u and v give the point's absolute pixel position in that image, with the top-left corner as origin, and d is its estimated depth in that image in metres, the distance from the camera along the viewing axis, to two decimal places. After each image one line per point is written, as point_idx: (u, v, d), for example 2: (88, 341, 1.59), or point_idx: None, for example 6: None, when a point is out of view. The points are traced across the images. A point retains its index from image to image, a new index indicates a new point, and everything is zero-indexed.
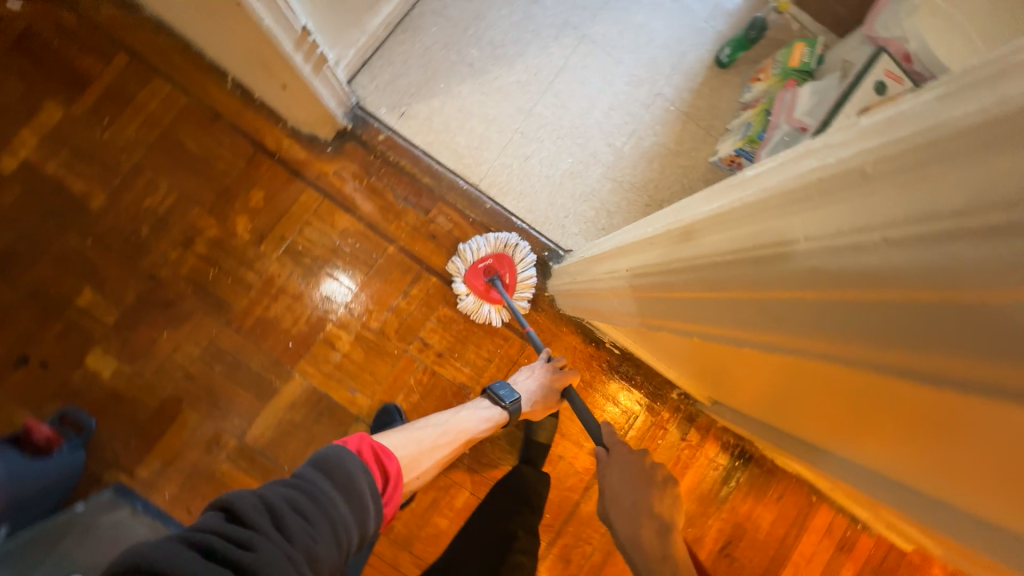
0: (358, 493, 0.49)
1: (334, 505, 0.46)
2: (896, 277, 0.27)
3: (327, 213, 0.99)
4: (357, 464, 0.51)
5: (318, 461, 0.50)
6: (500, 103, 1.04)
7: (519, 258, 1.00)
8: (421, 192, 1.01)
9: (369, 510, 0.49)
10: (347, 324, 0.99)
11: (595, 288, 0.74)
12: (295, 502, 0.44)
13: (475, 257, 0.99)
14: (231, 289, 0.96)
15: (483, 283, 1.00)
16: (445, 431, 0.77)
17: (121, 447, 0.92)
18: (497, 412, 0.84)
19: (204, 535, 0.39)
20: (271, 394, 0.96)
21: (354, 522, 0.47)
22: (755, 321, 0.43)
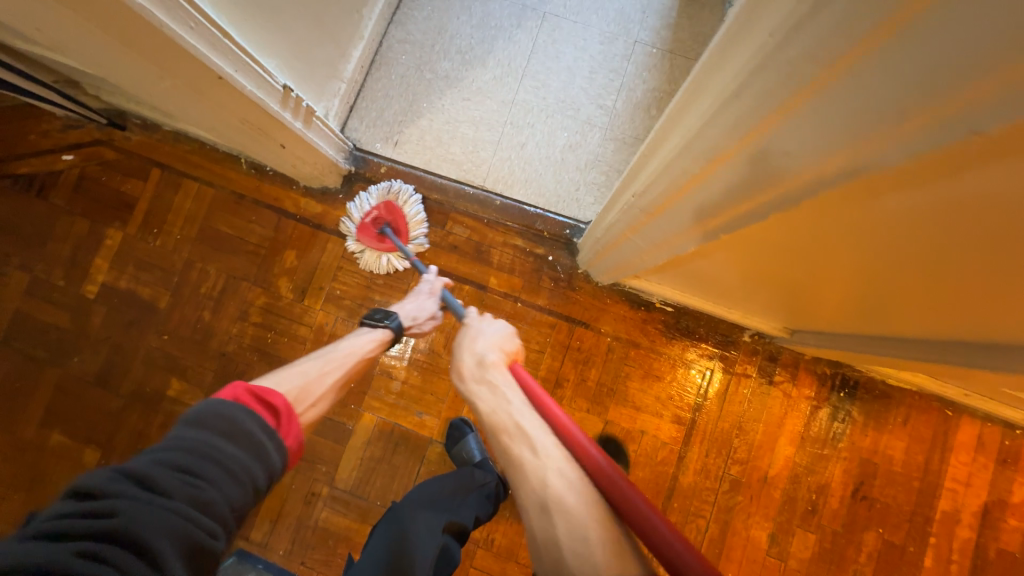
0: (246, 435, 0.50)
1: (216, 450, 0.47)
2: (833, 36, 0.25)
3: (354, 253, 1.04)
4: (234, 407, 0.51)
5: (188, 416, 0.49)
6: (482, 103, 1.05)
7: (406, 202, 1.01)
8: (432, 208, 1.04)
9: (260, 445, 0.50)
10: (399, 352, 1.02)
11: (616, 232, 0.72)
12: (167, 462, 0.44)
13: (361, 214, 1.00)
14: (290, 347, 1.02)
15: (376, 236, 1.01)
16: (326, 360, 0.70)
17: None
18: (379, 331, 0.78)
19: (59, 521, 0.38)
20: (347, 435, 1.00)
21: (245, 458, 0.48)
22: (741, 190, 0.39)
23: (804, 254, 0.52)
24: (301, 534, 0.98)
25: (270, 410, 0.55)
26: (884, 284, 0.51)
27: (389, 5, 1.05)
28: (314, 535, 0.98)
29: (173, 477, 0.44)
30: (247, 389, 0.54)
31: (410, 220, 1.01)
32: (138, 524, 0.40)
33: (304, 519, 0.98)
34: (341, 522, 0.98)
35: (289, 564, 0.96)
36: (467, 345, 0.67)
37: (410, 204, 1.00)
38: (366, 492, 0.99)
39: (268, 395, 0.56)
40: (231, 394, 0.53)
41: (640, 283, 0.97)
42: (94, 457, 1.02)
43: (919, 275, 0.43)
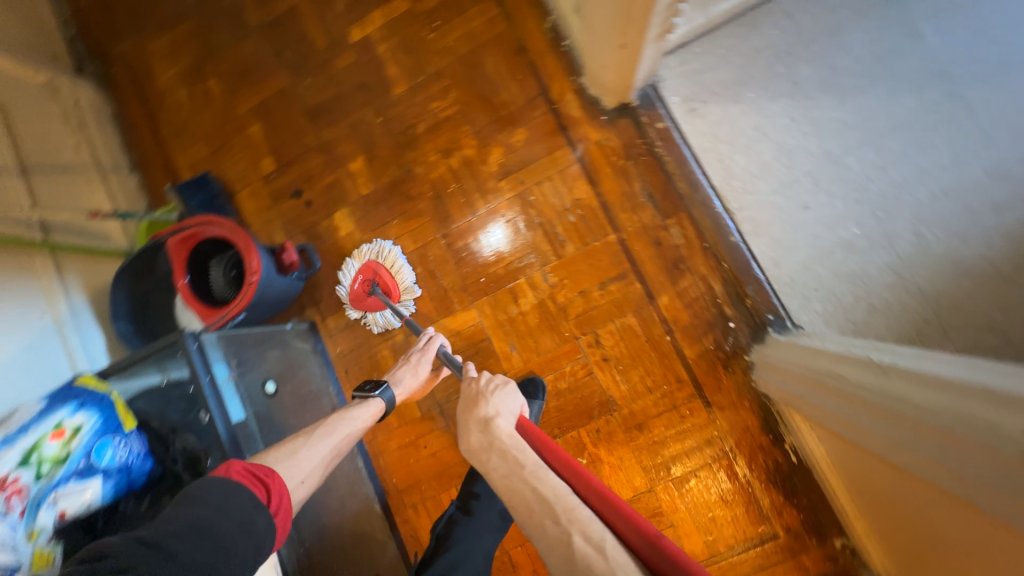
0: (247, 507, 0.60)
1: (215, 519, 0.56)
2: (973, 433, 0.40)
3: (571, 176, 0.98)
4: (230, 482, 0.61)
5: (190, 498, 0.58)
6: (805, 136, 0.89)
7: (389, 261, 1.01)
8: (669, 195, 0.95)
9: (254, 523, 0.59)
10: (537, 286, 0.99)
11: (781, 367, 0.82)
12: (166, 532, 0.54)
13: (350, 280, 1.01)
14: (460, 208, 1.02)
15: (365, 291, 1.01)
16: (320, 428, 0.76)
17: (327, 295, 1.07)
18: (374, 404, 0.81)
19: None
20: (447, 313, 1.02)
21: (240, 530, 0.58)
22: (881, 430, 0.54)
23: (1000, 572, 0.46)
24: (360, 350, 1.05)
25: (262, 481, 0.64)
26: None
27: None
28: (367, 359, 1.06)
29: (179, 547, 0.53)
30: (240, 465, 0.64)
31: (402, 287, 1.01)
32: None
33: (370, 342, 1.05)
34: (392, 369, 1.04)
35: (337, 362, 1.06)
36: (472, 396, 0.70)
37: (397, 265, 1.00)
38: None
39: (261, 469, 0.65)
40: (230, 472, 0.62)
41: (797, 419, 0.85)
42: (267, 166, 1.10)
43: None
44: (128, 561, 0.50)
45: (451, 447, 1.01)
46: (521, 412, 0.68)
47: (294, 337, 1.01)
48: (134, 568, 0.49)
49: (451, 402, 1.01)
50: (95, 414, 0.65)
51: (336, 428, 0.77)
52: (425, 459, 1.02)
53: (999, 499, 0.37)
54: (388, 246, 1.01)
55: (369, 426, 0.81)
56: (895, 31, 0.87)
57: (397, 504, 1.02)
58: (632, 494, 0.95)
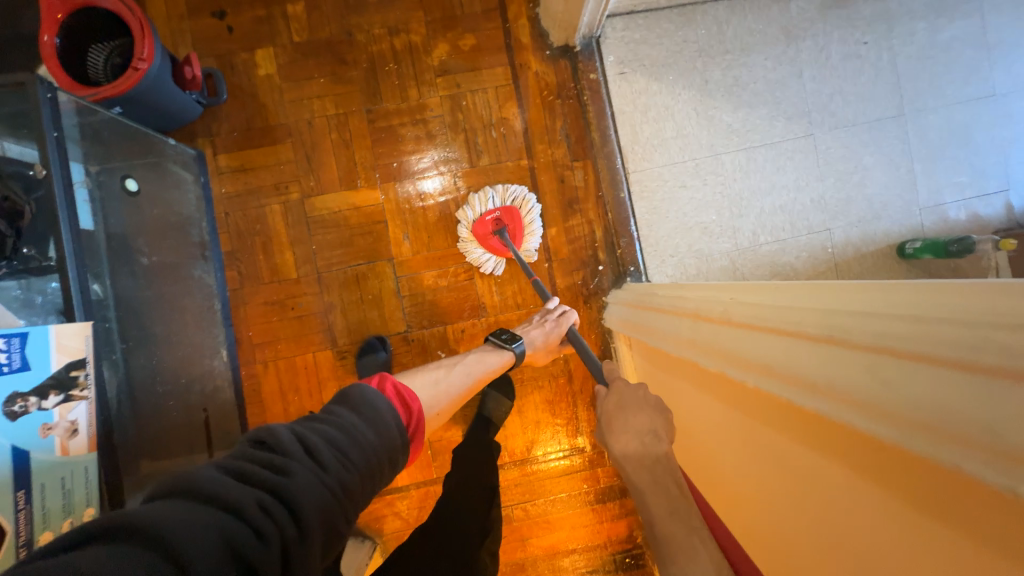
0: (391, 447, 0.50)
1: (373, 453, 0.48)
2: (932, 340, 0.30)
3: (504, 95, 1.03)
4: (383, 396, 0.52)
5: (347, 403, 0.51)
6: (701, 128, 1.05)
7: (529, 216, 1.01)
8: (583, 141, 1.05)
9: (391, 437, 0.50)
10: (445, 187, 1.03)
11: (670, 305, 0.75)
12: (323, 434, 0.45)
13: (483, 210, 1.01)
14: (391, 89, 1.02)
15: (490, 231, 1.01)
16: (463, 375, 0.76)
17: (225, 131, 1.00)
18: (505, 352, 0.85)
19: (241, 467, 0.40)
20: (351, 186, 1.02)
21: (381, 461, 0.49)
22: (770, 354, 0.45)
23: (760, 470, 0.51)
24: (248, 198, 1.01)
25: (406, 405, 0.56)
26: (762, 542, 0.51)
27: None
28: (253, 209, 1.02)
29: (336, 463, 0.44)
30: (393, 386, 0.57)
31: (526, 217, 1.01)
32: (310, 508, 0.40)
33: (261, 192, 1.01)
34: (279, 225, 1.02)
35: (219, 203, 1.01)
36: (629, 399, 0.68)
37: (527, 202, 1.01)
38: (314, 232, 1.02)
39: (409, 392, 0.58)
40: (387, 387, 0.56)
41: (624, 352, 1.01)
42: None
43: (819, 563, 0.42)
44: (284, 463, 0.41)
45: (318, 316, 1.03)
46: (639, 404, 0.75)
47: (174, 159, 0.93)
48: (290, 472, 0.41)
49: (332, 273, 1.03)
50: None
51: (471, 368, 0.78)
52: (289, 320, 1.02)
53: (940, 413, 0.28)
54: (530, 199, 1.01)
55: (496, 372, 0.83)
56: (787, 68, 1.05)
57: (247, 358, 1.02)
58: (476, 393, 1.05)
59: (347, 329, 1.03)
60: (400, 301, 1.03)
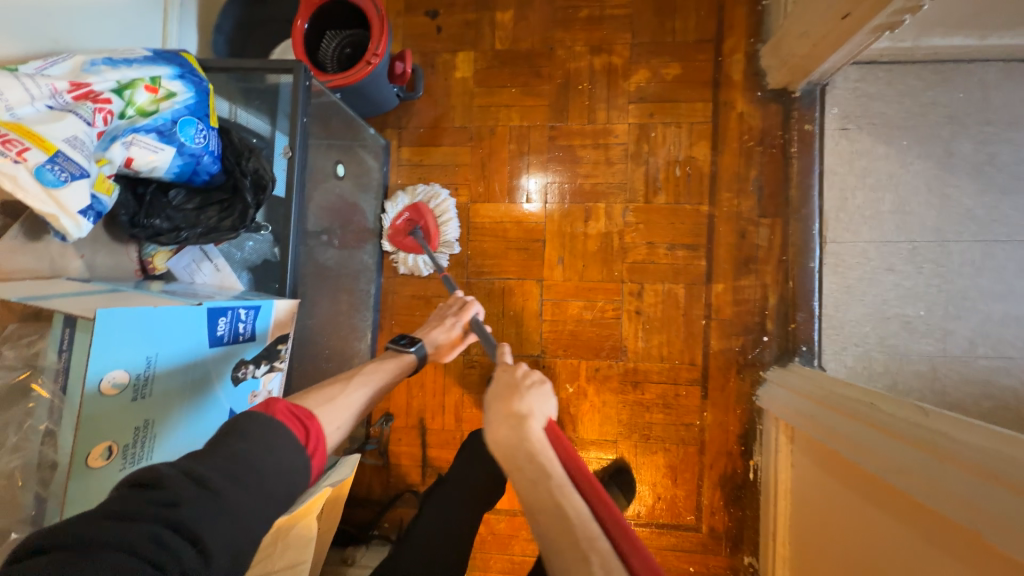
0: (295, 465, 0.49)
1: (276, 477, 0.47)
2: None
3: (698, 133, 0.95)
4: (274, 421, 0.51)
5: (228, 429, 0.48)
6: (929, 206, 0.88)
7: (442, 211, 1.00)
8: (777, 196, 0.94)
9: (295, 456, 0.49)
10: (612, 217, 0.98)
11: (820, 394, 0.79)
12: (214, 464, 0.44)
13: (394, 216, 1.02)
14: (579, 109, 0.99)
15: (405, 235, 1.01)
16: (355, 380, 0.69)
17: (412, 126, 1.04)
18: (405, 355, 0.79)
19: (124, 508, 0.38)
20: (517, 199, 1.01)
21: (283, 484, 0.47)
22: (953, 484, 0.52)
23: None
24: (418, 193, 1.04)
25: (302, 422, 0.53)
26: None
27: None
28: (420, 204, 1.04)
29: (230, 490, 0.43)
30: (283, 404, 0.53)
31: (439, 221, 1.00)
32: (213, 537, 0.39)
33: (432, 190, 1.03)
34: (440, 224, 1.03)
35: (392, 192, 1.05)
36: (507, 387, 0.68)
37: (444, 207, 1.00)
38: (471, 237, 1.02)
39: (301, 410, 0.55)
40: (273, 409, 0.52)
41: (778, 441, 0.89)
42: None
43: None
44: (176, 494, 0.40)
45: None
46: (552, 417, 0.67)
47: (370, 149, 0.98)
48: (178, 504, 0.39)
49: (479, 280, 1.02)
50: (191, 90, 0.62)
51: (373, 381, 0.71)
52: (428, 317, 1.04)
53: None
54: (443, 193, 1.01)
55: (399, 378, 0.77)
56: None
57: (384, 344, 1.05)
58: (594, 438, 0.99)
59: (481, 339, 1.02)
60: (539, 323, 1.00)
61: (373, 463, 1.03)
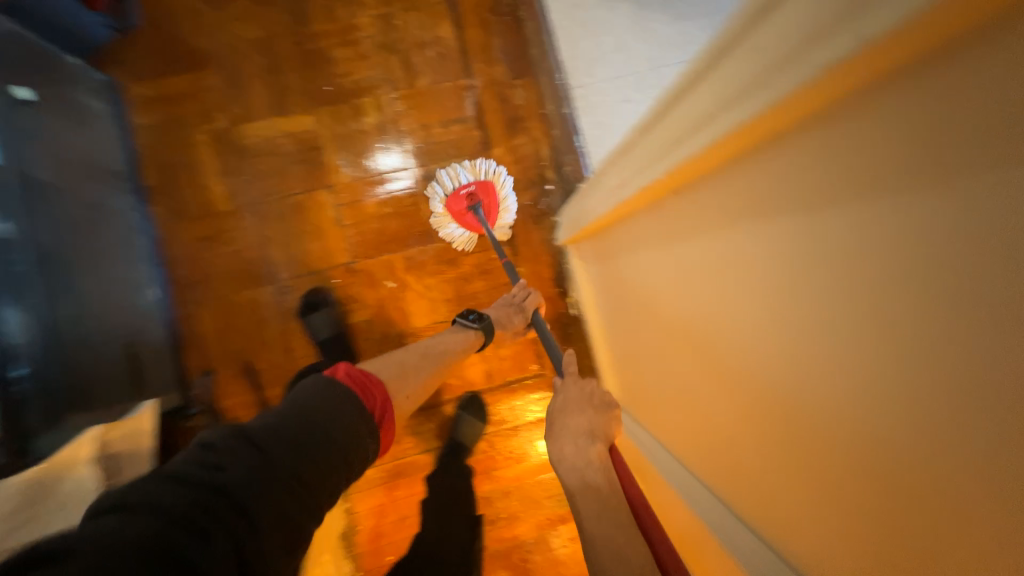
0: (356, 438, 0.47)
1: (344, 434, 0.46)
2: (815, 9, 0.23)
3: (438, 13, 1.00)
4: (339, 386, 0.50)
5: (295, 402, 0.47)
6: (640, 41, 1.04)
7: (502, 189, 0.98)
8: (523, 58, 1.03)
9: (364, 439, 0.48)
10: (382, 109, 0.99)
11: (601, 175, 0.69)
12: (280, 431, 0.43)
13: (452, 185, 0.96)
14: (320, 10, 0.98)
15: (462, 206, 0.96)
16: (423, 350, 0.72)
17: (140, 59, 0.95)
18: (471, 330, 0.82)
19: (183, 472, 0.37)
20: (282, 112, 0.97)
21: (343, 453, 0.45)
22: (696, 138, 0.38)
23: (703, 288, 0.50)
24: (170, 129, 0.95)
25: (367, 388, 0.53)
26: (723, 371, 0.49)
27: None
28: (177, 142, 0.96)
29: (275, 449, 0.41)
30: (349, 368, 0.54)
31: (500, 195, 0.98)
32: (264, 511, 0.37)
33: (185, 123, 0.96)
34: (207, 156, 0.96)
35: (138, 134, 0.95)
36: (576, 401, 0.66)
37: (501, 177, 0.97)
38: (245, 161, 0.97)
39: (367, 379, 0.55)
40: (341, 374, 0.52)
41: (579, 268, 0.99)
42: None
43: (768, 345, 0.40)
44: (223, 459, 0.39)
45: (256, 250, 0.97)
46: None
47: (83, 83, 0.86)
48: (224, 470, 0.38)
49: (267, 203, 0.97)
50: None
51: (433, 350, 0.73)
52: (223, 257, 0.97)
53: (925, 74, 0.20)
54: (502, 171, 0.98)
55: (461, 351, 0.79)
56: None
57: (181, 299, 0.96)
58: (429, 322, 1.01)
59: (289, 263, 0.98)
60: (342, 230, 0.99)
61: (204, 423, 0.95)
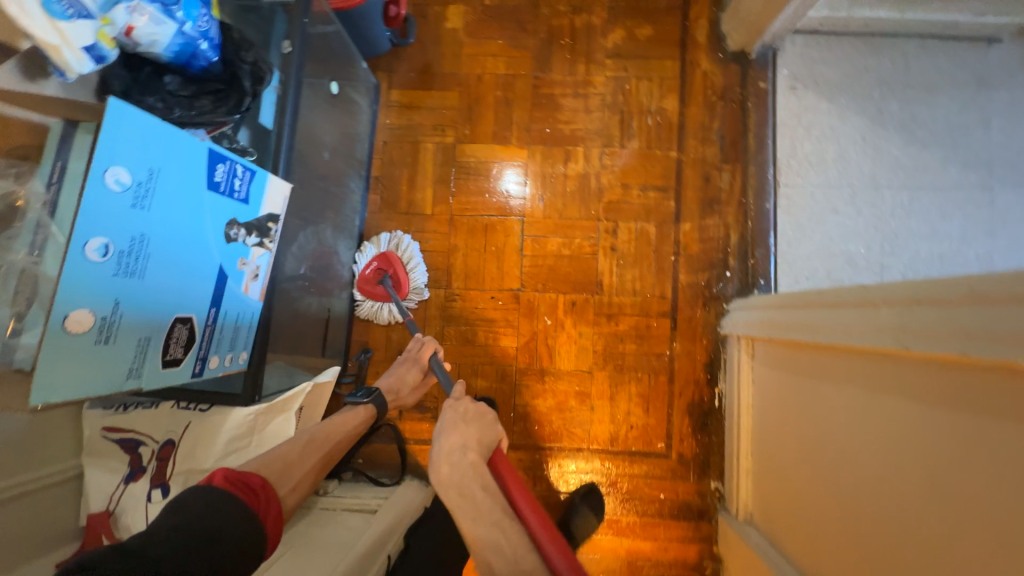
0: (246, 535, 0.53)
1: (228, 525, 0.52)
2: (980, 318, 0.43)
3: (668, 87, 1.05)
4: (216, 491, 0.54)
5: (176, 505, 0.52)
6: (865, 157, 1.00)
7: (405, 254, 1.02)
8: (737, 145, 1.04)
9: (248, 528, 0.54)
10: (590, 160, 1.05)
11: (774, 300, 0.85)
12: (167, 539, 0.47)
13: (364, 261, 1.03)
14: (562, 62, 1.06)
15: (373, 278, 1.02)
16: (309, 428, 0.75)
17: (402, 70, 1.09)
18: (361, 406, 0.83)
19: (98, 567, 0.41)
20: (502, 142, 1.06)
21: (236, 541, 0.52)
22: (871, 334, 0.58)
23: (941, 466, 0.49)
24: (406, 133, 1.08)
25: (252, 489, 0.57)
26: (858, 496, 0.61)
27: (943, 30, 0.98)
28: (407, 144, 1.08)
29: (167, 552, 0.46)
30: (225, 472, 0.57)
31: (405, 262, 1.02)
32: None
33: (419, 130, 1.08)
34: (428, 163, 1.07)
35: (380, 131, 1.08)
36: (448, 422, 0.71)
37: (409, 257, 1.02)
38: (457, 176, 1.07)
39: (254, 478, 0.59)
40: (214, 480, 0.56)
41: (742, 364, 0.95)
42: None
43: (878, 486, 0.57)
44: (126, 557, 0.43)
45: (440, 254, 1.06)
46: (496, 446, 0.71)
47: (363, 84, 1.02)
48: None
49: (463, 217, 1.06)
50: None
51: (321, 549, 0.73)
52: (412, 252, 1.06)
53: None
54: (407, 239, 1.03)
55: (355, 429, 0.80)
56: (973, 116, 0.98)
57: None
58: (571, 367, 1.03)
59: (462, 273, 1.05)
60: (520, 259, 1.05)
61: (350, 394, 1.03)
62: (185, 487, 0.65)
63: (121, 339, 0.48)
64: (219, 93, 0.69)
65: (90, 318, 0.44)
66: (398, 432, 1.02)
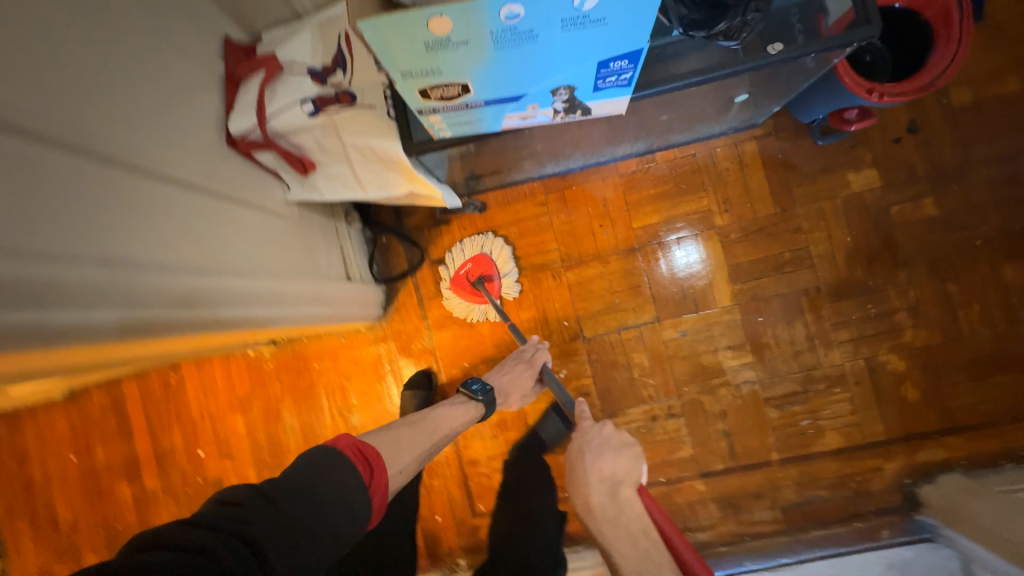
0: (349, 493, 0.57)
1: (340, 486, 0.56)
2: None
3: (849, 432, 0.96)
4: (340, 455, 0.60)
5: (304, 458, 0.59)
6: None
7: (504, 259, 1.04)
8: (805, 518, 0.97)
9: (355, 499, 0.57)
10: (737, 370, 0.99)
11: None
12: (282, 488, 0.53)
13: (456, 266, 1.06)
14: (844, 314, 0.95)
15: (469, 284, 1.05)
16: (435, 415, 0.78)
17: (779, 143, 0.97)
18: (472, 405, 0.84)
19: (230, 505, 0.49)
20: (732, 276, 0.99)
21: (341, 501, 0.55)
22: None
23: None
24: (711, 172, 0.99)
25: (365, 459, 0.62)
26: None
27: None
28: (699, 176, 1.00)
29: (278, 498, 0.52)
30: (350, 441, 0.63)
31: (500, 265, 1.05)
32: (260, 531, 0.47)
33: (717, 183, 0.99)
34: (684, 206, 1.00)
35: (703, 143, 0.99)
36: (593, 446, 0.74)
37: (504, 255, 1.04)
38: (680, 239, 1.00)
39: (371, 452, 0.64)
40: (339, 445, 0.62)
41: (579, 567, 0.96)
42: (957, 95, 0.92)
43: None
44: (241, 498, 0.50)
45: (593, 249, 1.03)
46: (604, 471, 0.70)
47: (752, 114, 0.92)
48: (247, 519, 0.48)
49: (639, 261, 1.02)
50: None
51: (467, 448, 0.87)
52: (588, 222, 1.03)
53: None
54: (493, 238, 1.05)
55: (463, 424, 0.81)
56: None
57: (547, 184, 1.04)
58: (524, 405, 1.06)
59: (582, 277, 1.04)
60: (613, 329, 1.03)
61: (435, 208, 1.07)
62: (316, 126, 0.71)
63: (434, 55, 0.47)
64: (697, 22, 0.62)
65: (444, 30, 0.43)
66: (417, 265, 1.09)
